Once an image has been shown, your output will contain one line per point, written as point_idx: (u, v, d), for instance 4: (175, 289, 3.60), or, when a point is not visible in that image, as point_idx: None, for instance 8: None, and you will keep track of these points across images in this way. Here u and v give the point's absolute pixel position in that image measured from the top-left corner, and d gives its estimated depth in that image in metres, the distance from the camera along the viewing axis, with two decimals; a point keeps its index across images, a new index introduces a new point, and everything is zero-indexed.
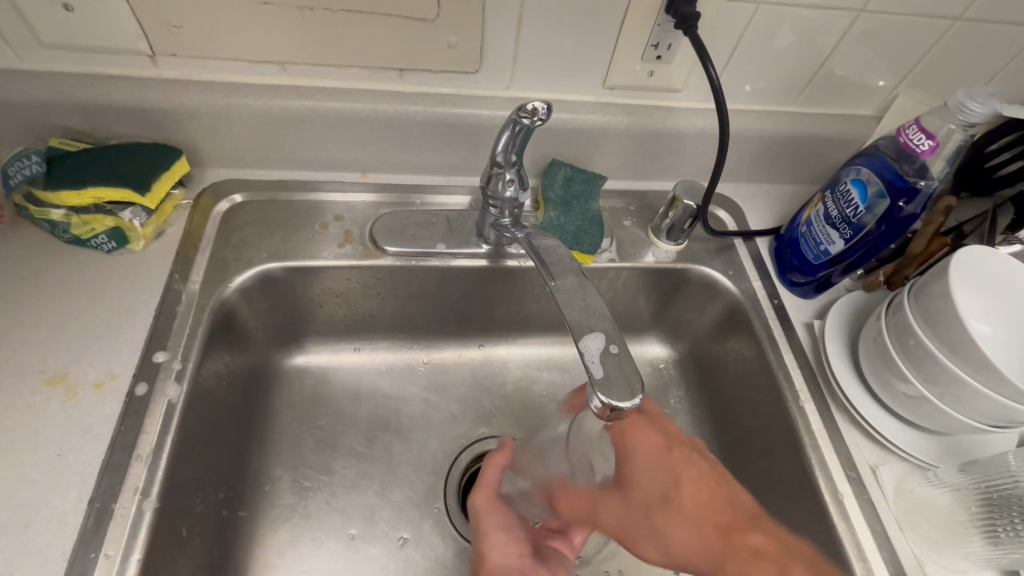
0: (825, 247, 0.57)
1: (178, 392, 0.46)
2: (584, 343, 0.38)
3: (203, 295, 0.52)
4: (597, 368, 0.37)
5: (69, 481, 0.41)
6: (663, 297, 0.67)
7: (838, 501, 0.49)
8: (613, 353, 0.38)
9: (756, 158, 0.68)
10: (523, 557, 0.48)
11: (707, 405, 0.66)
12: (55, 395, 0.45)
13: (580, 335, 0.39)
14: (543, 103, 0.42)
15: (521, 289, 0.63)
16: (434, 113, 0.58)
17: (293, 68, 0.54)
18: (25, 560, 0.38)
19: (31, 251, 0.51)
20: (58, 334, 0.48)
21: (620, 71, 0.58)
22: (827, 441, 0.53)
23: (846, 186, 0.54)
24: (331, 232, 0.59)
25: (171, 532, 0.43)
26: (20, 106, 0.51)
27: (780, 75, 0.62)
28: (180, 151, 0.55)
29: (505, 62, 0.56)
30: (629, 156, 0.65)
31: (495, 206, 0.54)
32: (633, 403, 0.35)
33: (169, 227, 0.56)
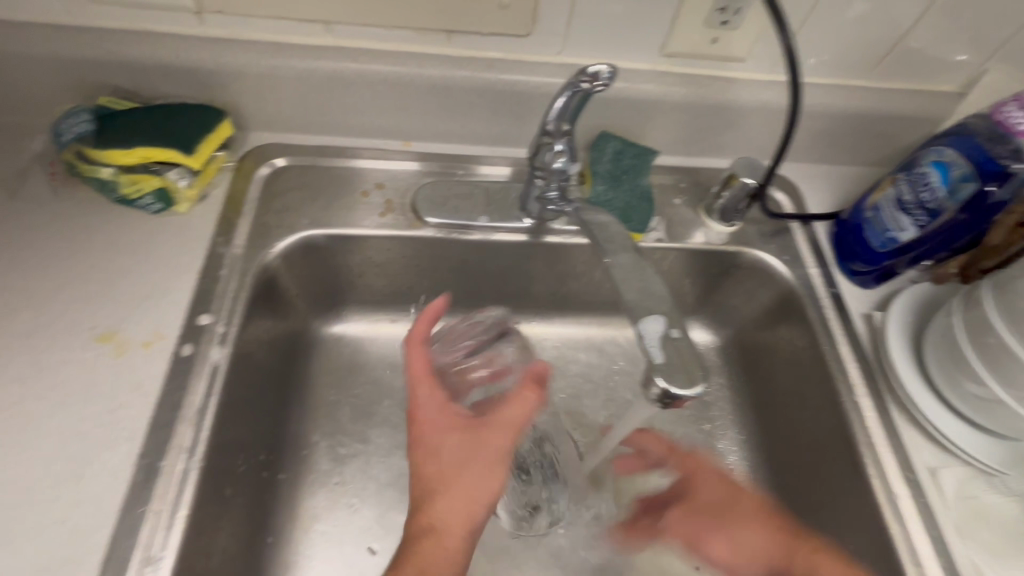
0: (894, 234, 0.53)
1: (221, 355, 0.47)
2: (642, 325, 0.37)
3: (246, 259, 0.52)
4: (658, 354, 0.35)
5: (119, 435, 0.42)
6: (710, 281, 0.64)
7: (893, 503, 0.47)
8: (674, 337, 0.36)
9: (820, 136, 0.64)
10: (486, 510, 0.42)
11: (750, 395, 0.63)
12: (105, 351, 0.46)
13: (638, 317, 0.37)
14: (607, 67, 0.39)
15: (562, 266, 0.61)
16: (482, 78, 0.55)
17: (339, 29, 0.52)
18: (80, 509, 0.39)
19: (80, 208, 0.52)
20: (107, 292, 0.48)
21: (681, 37, 0.54)
22: (883, 440, 0.50)
23: (925, 169, 0.50)
24: (373, 200, 0.58)
25: (215, 491, 0.44)
26: (71, 62, 0.51)
27: (855, 45, 0.57)
28: (224, 113, 0.55)
29: (558, 25, 0.53)
30: (682, 130, 0.61)
31: (541, 178, 0.52)
32: (694, 391, 0.34)
33: (213, 189, 0.55)
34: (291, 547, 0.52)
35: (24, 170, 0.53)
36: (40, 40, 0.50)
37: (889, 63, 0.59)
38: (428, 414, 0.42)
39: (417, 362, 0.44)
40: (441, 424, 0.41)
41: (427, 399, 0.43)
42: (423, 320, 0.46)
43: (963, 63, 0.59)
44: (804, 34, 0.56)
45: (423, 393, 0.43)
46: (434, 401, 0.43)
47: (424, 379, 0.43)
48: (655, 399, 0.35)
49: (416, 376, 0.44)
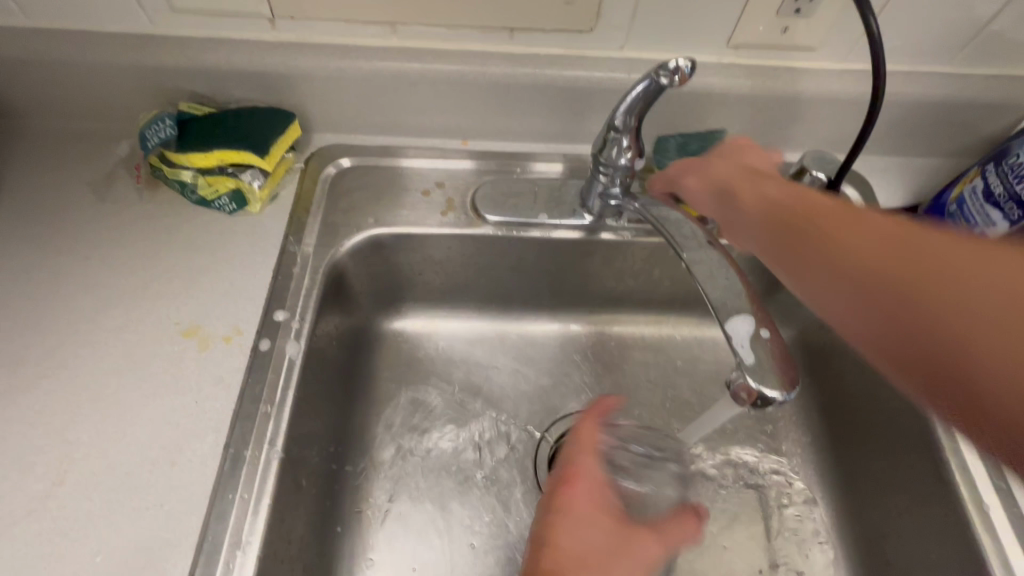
0: (982, 229, 0.50)
1: (296, 350, 0.48)
2: (730, 325, 0.37)
3: (316, 257, 0.54)
4: (748, 354, 0.36)
5: (207, 425, 0.44)
6: (773, 278, 0.62)
7: (982, 514, 0.45)
8: (764, 337, 0.36)
9: (894, 127, 0.61)
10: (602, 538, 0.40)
11: (816, 397, 0.61)
12: (190, 345, 0.48)
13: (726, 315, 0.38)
14: (688, 61, 0.39)
15: (620, 263, 0.61)
16: (543, 74, 0.55)
17: (404, 30, 0.53)
18: (175, 493, 0.41)
19: (163, 209, 0.55)
20: (189, 288, 0.51)
21: (749, 27, 0.53)
22: (969, 447, 0.48)
23: (1019, 159, 0.47)
24: (434, 199, 0.59)
25: (293, 481, 0.46)
26: (155, 70, 0.54)
27: (937, 30, 0.54)
28: (293, 116, 0.56)
29: (622, 19, 0.52)
30: (746, 124, 0.60)
31: (606, 174, 0.51)
32: (783, 394, 0.34)
33: (283, 190, 0.57)
34: (359, 536, 0.53)
35: (111, 173, 0.56)
36: (129, 50, 0.53)
37: (974, 49, 0.56)
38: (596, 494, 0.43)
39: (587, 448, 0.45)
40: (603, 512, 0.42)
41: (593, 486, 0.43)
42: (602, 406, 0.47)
43: None
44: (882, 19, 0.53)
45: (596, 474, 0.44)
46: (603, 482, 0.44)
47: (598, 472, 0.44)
48: (742, 400, 0.35)
49: (587, 459, 0.44)
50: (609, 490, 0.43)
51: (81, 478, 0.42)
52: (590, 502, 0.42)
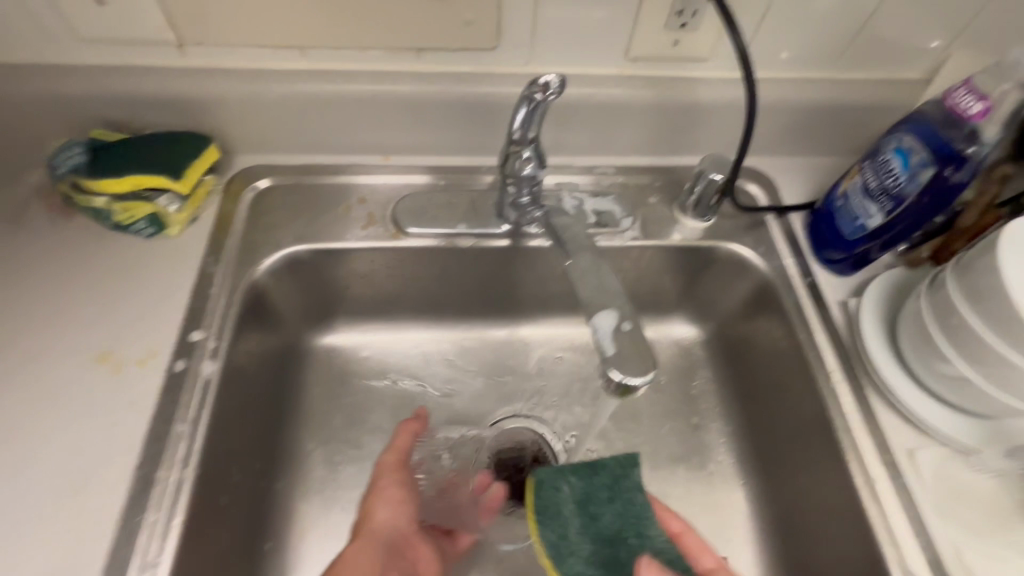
0: (863, 221, 0.54)
1: (212, 369, 0.49)
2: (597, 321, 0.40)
3: (236, 277, 0.54)
4: (608, 346, 0.39)
5: (117, 450, 0.44)
6: (689, 277, 0.65)
7: (872, 487, 0.48)
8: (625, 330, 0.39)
9: (791, 129, 0.65)
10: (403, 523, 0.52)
11: (735, 388, 0.64)
12: (103, 371, 0.48)
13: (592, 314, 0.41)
14: (556, 76, 0.41)
15: (542, 269, 0.63)
16: (453, 91, 0.57)
17: (313, 53, 0.54)
18: (82, 520, 0.41)
19: (78, 236, 0.55)
20: (103, 313, 0.51)
21: (643, 41, 0.56)
22: (861, 425, 0.51)
23: (887, 155, 0.51)
24: (356, 214, 0.60)
25: (210, 500, 0.46)
26: (64, 98, 0.54)
27: (817, 39, 0.58)
28: (211, 140, 0.57)
29: (523, 37, 0.55)
30: (653, 132, 0.63)
31: (513, 185, 0.54)
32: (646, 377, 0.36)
33: (203, 212, 0.58)
34: (290, 551, 0.53)
35: (25, 202, 0.56)
36: (36, 80, 0.53)
37: (853, 54, 0.60)
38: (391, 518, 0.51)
39: (386, 479, 0.52)
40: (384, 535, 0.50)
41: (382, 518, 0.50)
42: (405, 435, 0.53)
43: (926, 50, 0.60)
44: (766, 30, 0.57)
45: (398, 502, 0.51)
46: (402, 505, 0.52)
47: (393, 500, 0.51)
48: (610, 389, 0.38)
49: (386, 486, 0.51)
50: (402, 510, 0.52)
51: None
52: (377, 527, 0.50)
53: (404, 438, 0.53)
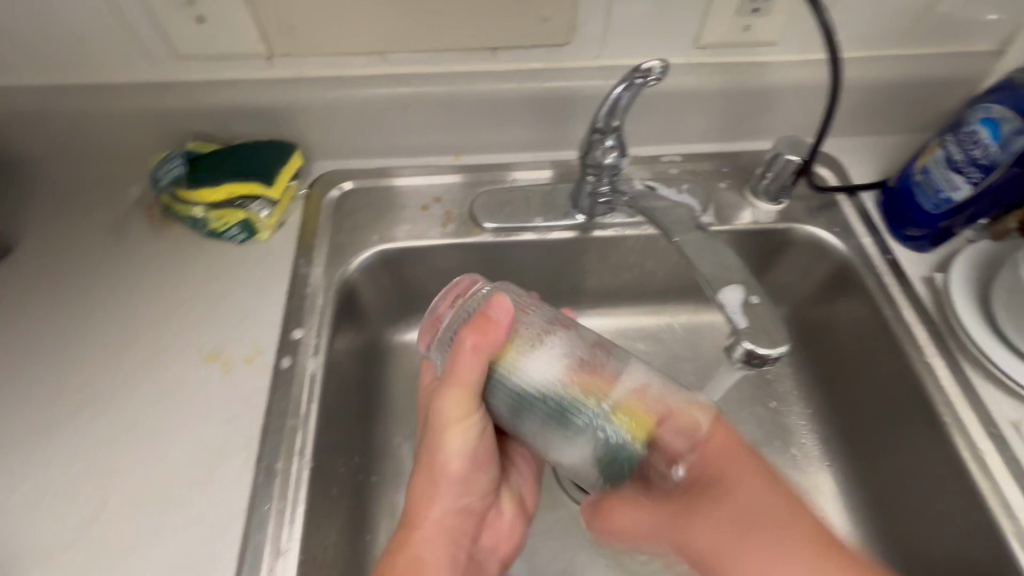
0: (947, 195, 0.53)
1: (316, 365, 0.51)
2: (724, 295, 0.44)
3: (328, 276, 0.56)
4: (741, 318, 0.43)
5: (238, 442, 0.47)
6: (762, 260, 0.65)
7: (979, 459, 0.48)
8: (754, 303, 0.43)
9: (858, 109, 0.65)
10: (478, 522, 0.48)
11: (814, 369, 0.64)
12: (215, 369, 0.50)
13: (720, 287, 0.45)
14: (660, 62, 0.43)
15: (615, 258, 0.64)
16: (526, 88, 0.59)
17: (393, 58, 0.56)
18: (213, 509, 0.44)
19: (177, 244, 0.58)
20: (208, 316, 0.53)
21: (714, 28, 0.57)
22: (960, 398, 0.50)
23: (974, 127, 0.51)
24: (433, 212, 0.62)
25: (324, 490, 0.48)
26: (162, 113, 0.57)
27: (888, 18, 0.58)
28: (294, 146, 0.60)
29: (596, 30, 0.56)
30: (720, 118, 0.64)
31: (593, 175, 0.55)
32: (779, 351, 0.41)
33: (289, 216, 0.60)
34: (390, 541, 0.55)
35: (126, 214, 0.59)
36: (136, 97, 0.56)
37: (924, 29, 0.60)
38: (463, 492, 0.46)
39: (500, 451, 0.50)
40: (469, 487, 0.47)
41: (447, 488, 0.45)
42: (498, 334, 0.40)
43: (999, 21, 0.59)
44: (837, 11, 0.57)
45: (472, 471, 0.46)
46: (467, 474, 0.46)
47: (464, 453, 0.44)
48: (744, 360, 0.42)
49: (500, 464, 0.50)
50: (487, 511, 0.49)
51: (122, 502, 0.44)
52: (437, 508, 0.45)
53: (472, 365, 0.40)
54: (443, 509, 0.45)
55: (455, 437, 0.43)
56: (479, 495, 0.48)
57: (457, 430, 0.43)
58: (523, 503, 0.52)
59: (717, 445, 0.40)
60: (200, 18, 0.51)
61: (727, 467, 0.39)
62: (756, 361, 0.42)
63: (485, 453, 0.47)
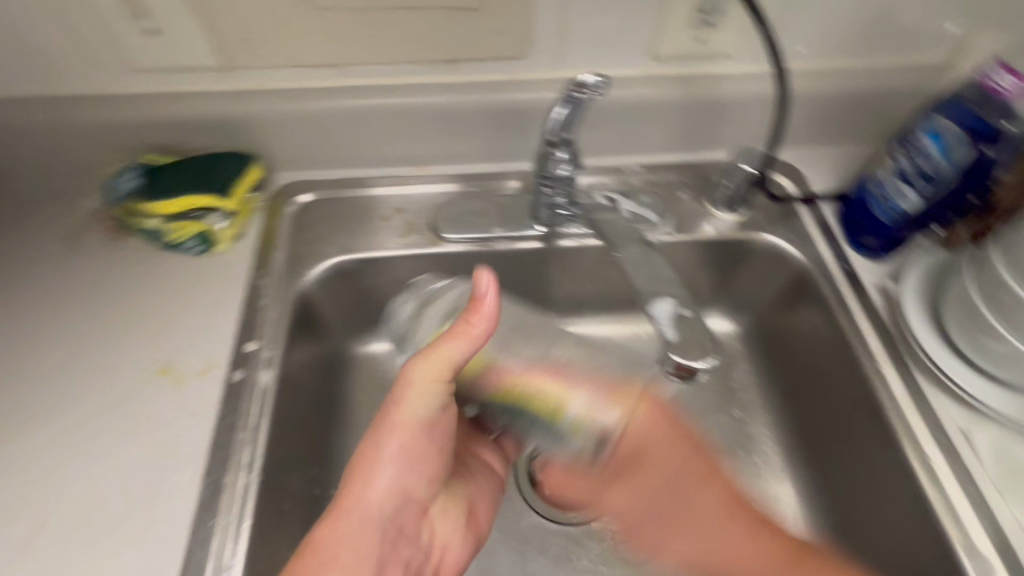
0: (898, 205, 0.54)
1: (269, 377, 0.51)
2: (657, 307, 0.47)
3: (285, 288, 0.56)
4: (670, 330, 0.46)
5: (185, 457, 0.46)
6: (723, 269, 0.65)
7: (928, 467, 0.48)
8: (686, 315, 0.46)
9: (817, 120, 0.66)
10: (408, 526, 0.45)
11: (776, 377, 0.64)
12: (165, 383, 0.50)
13: (652, 300, 0.47)
14: (600, 77, 0.44)
15: (577, 269, 0.64)
16: (485, 100, 0.59)
17: (351, 70, 0.57)
18: (157, 526, 0.43)
19: (132, 256, 0.57)
20: (161, 328, 0.53)
21: (668, 41, 0.57)
22: (911, 406, 0.51)
23: (920, 138, 0.51)
24: (394, 224, 0.62)
25: (274, 505, 0.48)
26: (118, 126, 0.57)
27: (841, 31, 0.59)
28: (252, 158, 0.60)
29: (553, 43, 0.56)
30: (680, 129, 0.64)
31: (549, 186, 0.55)
32: (706, 361, 0.44)
33: (248, 229, 0.60)
34: None
35: (82, 227, 0.59)
36: (91, 109, 0.56)
37: (877, 42, 0.61)
38: (409, 483, 0.44)
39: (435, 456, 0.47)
40: (410, 494, 0.45)
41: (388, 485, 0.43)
42: (483, 324, 0.40)
43: (950, 33, 0.60)
44: (789, 23, 0.58)
45: (420, 461, 0.44)
46: (416, 464, 0.44)
47: (404, 445, 0.43)
48: (674, 371, 0.45)
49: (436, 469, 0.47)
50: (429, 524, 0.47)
51: (64, 520, 0.43)
52: (380, 495, 0.42)
53: (467, 334, 0.40)
54: (384, 498, 0.42)
55: (405, 422, 0.42)
56: (422, 485, 0.46)
57: (405, 430, 0.42)
58: (472, 516, 0.51)
59: (648, 423, 0.49)
60: (154, 30, 0.51)
61: (657, 441, 0.49)
62: (685, 373, 0.44)
63: (432, 447, 0.45)
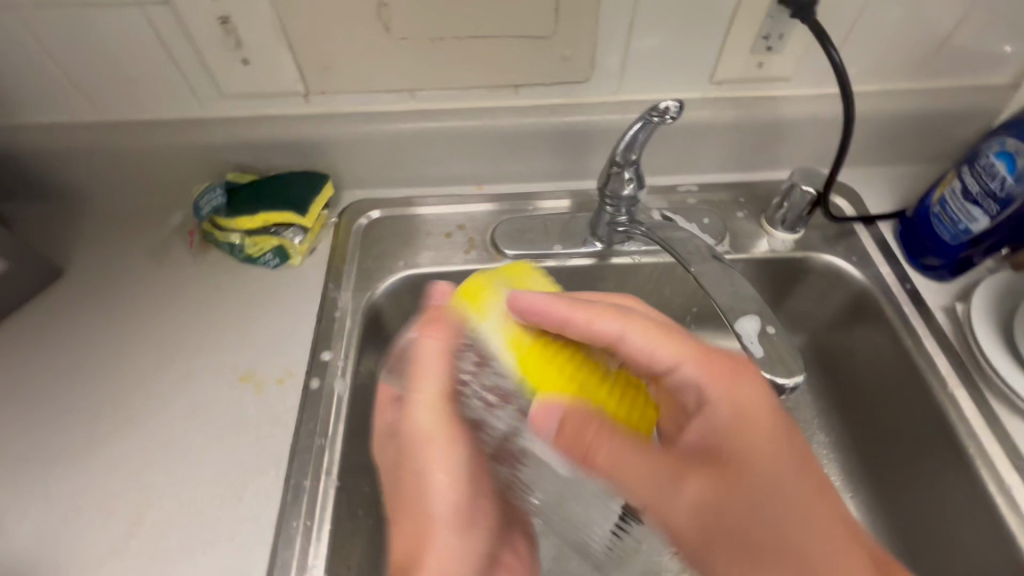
0: (965, 226, 0.54)
1: (343, 387, 0.53)
2: (743, 326, 0.48)
3: (355, 300, 0.59)
4: (757, 349, 0.48)
5: (268, 460, 0.49)
6: (780, 288, 0.65)
7: (1007, 493, 0.47)
8: (772, 334, 0.48)
9: (874, 140, 0.66)
10: (458, 494, 0.43)
11: (835, 399, 0.64)
12: (247, 389, 0.52)
13: (737, 317, 0.48)
14: (675, 103, 0.45)
15: (632, 285, 0.65)
16: (548, 122, 0.61)
17: (421, 94, 0.59)
18: (243, 525, 0.46)
19: (213, 268, 0.61)
20: (242, 336, 0.56)
21: (728, 65, 0.59)
22: (986, 430, 0.50)
23: (988, 160, 0.52)
24: (457, 240, 0.64)
25: (348, 511, 0.49)
26: (206, 146, 0.61)
27: (901, 54, 0.60)
28: (326, 177, 0.63)
29: (615, 68, 0.58)
30: (736, 149, 0.65)
31: (612, 206, 0.57)
32: (793, 380, 0.47)
33: (319, 244, 0.63)
34: None
35: (169, 241, 0.63)
36: (183, 131, 0.60)
37: (937, 64, 0.61)
38: (456, 544, 0.44)
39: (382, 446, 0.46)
40: (472, 512, 0.44)
41: (444, 494, 0.43)
42: (446, 320, 0.41)
43: (1016, 55, 0.60)
44: (849, 46, 0.58)
45: (467, 514, 0.44)
46: (461, 519, 0.44)
47: (453, 482, 0.43)
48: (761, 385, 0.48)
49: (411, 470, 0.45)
50: (468, 507, 0.44)
51: (156, 518, 0.46)
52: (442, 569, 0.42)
53: (443, 322, 0.41)
54: (446, 566, 0.42)
55: (446, 472, 0.42)
56: (477, 524, 0.45)
57: (442, 452, 0.42)
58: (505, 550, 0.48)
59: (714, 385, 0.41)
60: (245, 60, 0.55)
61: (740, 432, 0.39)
62: (770, 388, 0.47)
63: (483, 499, 0.45)
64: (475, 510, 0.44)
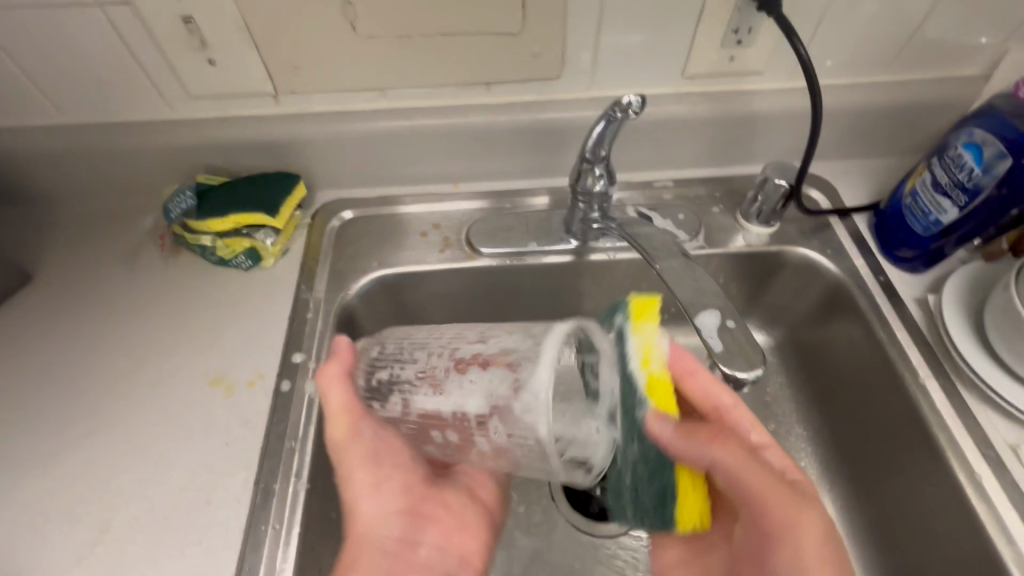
0: (936, 217, 0.54)
1: (315, 388, 0.52)
2: (700, 321, 0.47)
3: (328, 301, 0.58)
4: (716, 343, 0.46)
5: (238, 464, 0.48)
6: (756, 281, 0.66)
7: (976, 483, 0.47)
8: (730, 327, 0.47)
9: (848, 133, 0.66)
10: (375, 461, 0.44)
11: (813, 391, 0.64)
12: (218, 392, 0.52)
13: (696, 312, 0.48)
14: (638, 97, 0.44)
15: (609, 282, 0.65)
16: (520, 120, 0.61)
17: (392, 93, 0.59)
18: (211, 530, 0.45)
19: (185, 271, 0.60)
20: (214, 339, 0.55)
21: (699, 60, 0.58)
22: (957, 421, 0.50)
23: (957, 151, 0.52)
24: (432, 239, 0.64)
25: (319, 513, 0.49)
26: (176, 148, 0.60)
27: (871, 47, 0.60)
28: (298, 177, 0.62)
29: (586, 64, 0.58)
30: (710, 144, 0.65)
31: (584, 202, 0.57)
32: (753, 373, 0.45)
33: (292, 245, 0.63)
34: None
35: (140, 244, 0.62)
36: (151, 133, 0.59)
37: (908, 56, 0.61)
38: (390, 517, 0.44)
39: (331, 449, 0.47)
40: (393, 479, 0.45)
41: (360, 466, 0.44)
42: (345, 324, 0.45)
43: (986, 46, 0.60)
44: (820, 39, 0.58)
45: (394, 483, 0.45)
46: (386, 490, 0.44)
47: (368, 450, 0.44)
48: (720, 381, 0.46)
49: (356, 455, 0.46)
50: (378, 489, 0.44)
51: (123, 524, 0.46)
52: (373, 527, 0.43)
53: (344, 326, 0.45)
54: (375, 526, 0.43)
55: (355, 447, 0.44)
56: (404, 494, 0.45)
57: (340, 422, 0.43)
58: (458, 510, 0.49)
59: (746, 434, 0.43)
60: (211, 61, 0.54)
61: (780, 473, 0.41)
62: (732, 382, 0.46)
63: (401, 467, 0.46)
64: (379, 484, 0.44)
